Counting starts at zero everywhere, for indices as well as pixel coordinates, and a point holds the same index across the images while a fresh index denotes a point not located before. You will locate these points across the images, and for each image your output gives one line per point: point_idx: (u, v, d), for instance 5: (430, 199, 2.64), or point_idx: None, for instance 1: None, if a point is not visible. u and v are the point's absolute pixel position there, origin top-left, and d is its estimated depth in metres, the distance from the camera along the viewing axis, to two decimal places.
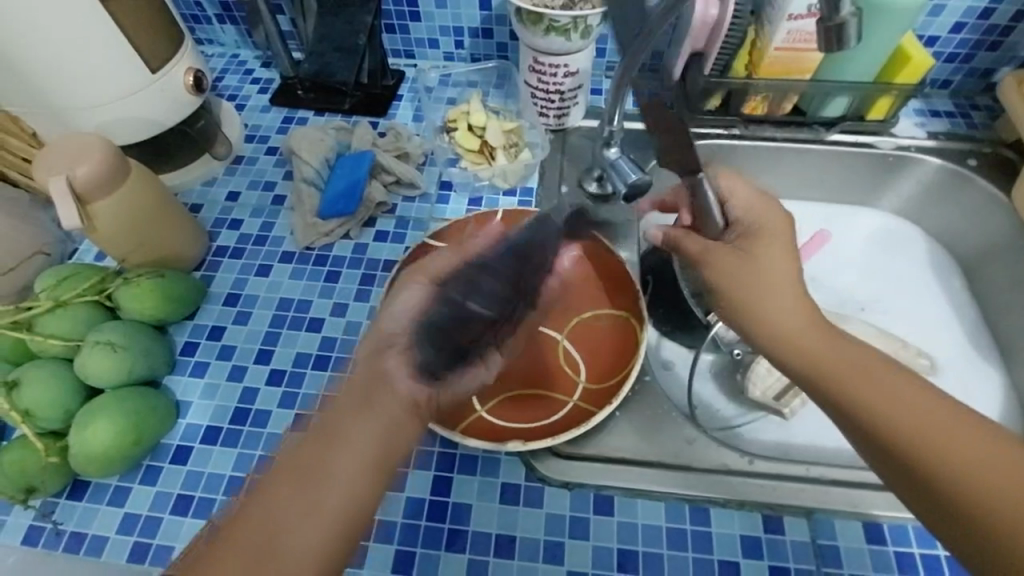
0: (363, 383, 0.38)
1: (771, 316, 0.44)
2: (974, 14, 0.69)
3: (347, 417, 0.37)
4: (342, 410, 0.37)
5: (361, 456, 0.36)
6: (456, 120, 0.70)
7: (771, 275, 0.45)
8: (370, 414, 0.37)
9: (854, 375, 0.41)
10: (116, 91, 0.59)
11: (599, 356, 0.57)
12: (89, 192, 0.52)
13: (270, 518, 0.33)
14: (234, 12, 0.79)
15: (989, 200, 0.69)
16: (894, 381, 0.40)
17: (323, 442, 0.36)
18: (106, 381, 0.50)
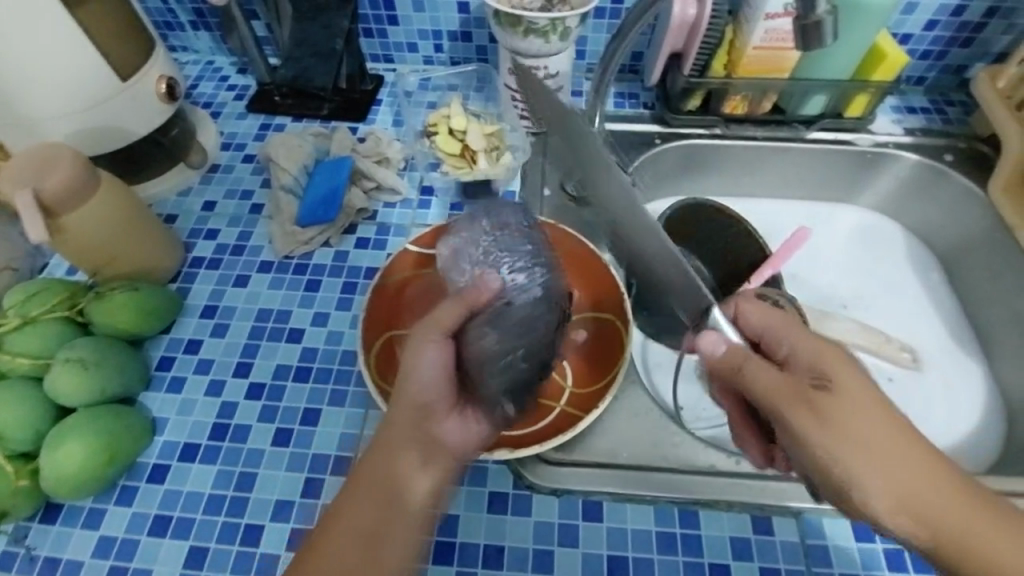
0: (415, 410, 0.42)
1: (865, 452, 0.34)
2: (947, 12, 0.70)
3: (404, 439, 0.41)
4: (401, 434, 0.41)
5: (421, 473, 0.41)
6: (437, 124, 0.69)
7: (862, 400, 0.35)
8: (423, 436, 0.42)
9: (908, 469, 0.34)
10: (85, 100, 0.58)
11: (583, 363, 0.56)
12: (57, 204, 0.50)
13: (364, 527, 0.39)
14: (207, 18, 0.78)
15: (965, 196, 0.70)
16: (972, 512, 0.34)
17: (387, 466, 0.40)
18: (78, 400, 0.48)
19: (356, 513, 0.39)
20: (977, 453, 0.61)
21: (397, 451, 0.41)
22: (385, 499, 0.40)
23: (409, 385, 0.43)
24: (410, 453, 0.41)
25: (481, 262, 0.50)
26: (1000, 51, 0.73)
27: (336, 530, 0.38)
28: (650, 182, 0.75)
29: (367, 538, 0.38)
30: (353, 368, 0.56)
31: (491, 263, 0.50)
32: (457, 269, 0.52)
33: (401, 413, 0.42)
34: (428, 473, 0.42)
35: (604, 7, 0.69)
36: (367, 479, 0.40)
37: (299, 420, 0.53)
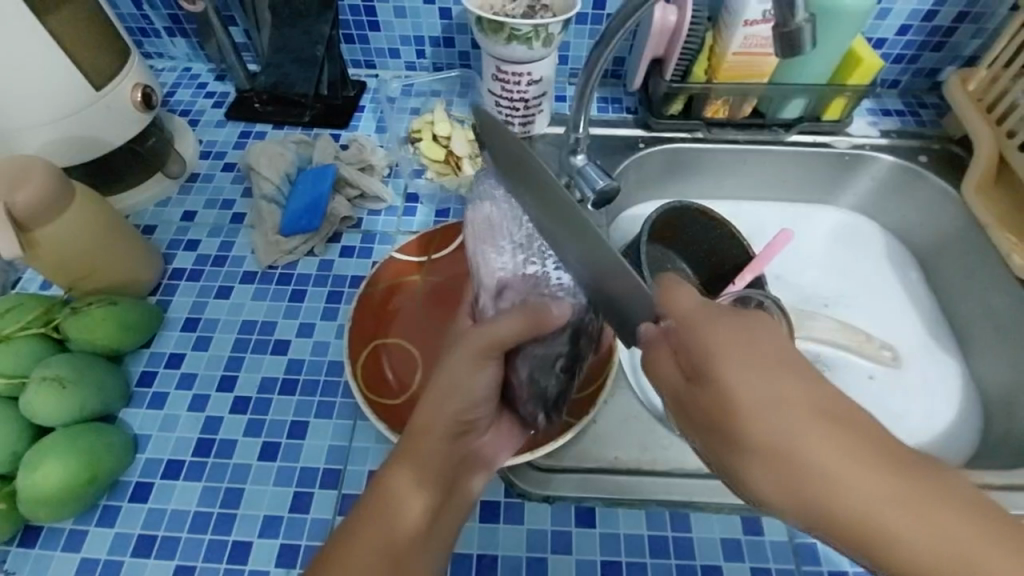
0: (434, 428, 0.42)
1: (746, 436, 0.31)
2: (919, 17, 0.72)
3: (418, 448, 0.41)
4: (414, 441, 0.41)
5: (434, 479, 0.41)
6: (421, 130, 0.70)
7: (744, 377, 0.32)
8: (436, 446, 0.42)
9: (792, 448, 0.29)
10: (56, 109, 0.56)
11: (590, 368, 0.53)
12: (29, 219, 0.49)
13: (386, 535, 0.39)
14: (184, 25, 0.76)
15: (940, 195, 0.72)
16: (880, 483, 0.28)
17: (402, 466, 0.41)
18: (55, 419, 0.47)
19: (380, 524, 0.39)
20: (956, 446, 0.63)
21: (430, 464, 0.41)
22: (410, 506, 0.40)
23: (450, 395, 0.42)
24: (441, 462, 0.42)
25: (523, 247, 0.47)
26: (970, 55, 0.75)
27: (350, 535, 0.39)
28: (634, 187, 0.76)
29: (385, 541, 0.39)
30: (340, 379, 0.55)
31: (536, 256, 0.47)
32: (493, 245, 0.48)
33: (438, 425, 0.42)
34: (457, 480, 0.44)
35: (586, 13, 0.70)
36: (385, 496, 0.40)
37: (286, 434, 0.52)
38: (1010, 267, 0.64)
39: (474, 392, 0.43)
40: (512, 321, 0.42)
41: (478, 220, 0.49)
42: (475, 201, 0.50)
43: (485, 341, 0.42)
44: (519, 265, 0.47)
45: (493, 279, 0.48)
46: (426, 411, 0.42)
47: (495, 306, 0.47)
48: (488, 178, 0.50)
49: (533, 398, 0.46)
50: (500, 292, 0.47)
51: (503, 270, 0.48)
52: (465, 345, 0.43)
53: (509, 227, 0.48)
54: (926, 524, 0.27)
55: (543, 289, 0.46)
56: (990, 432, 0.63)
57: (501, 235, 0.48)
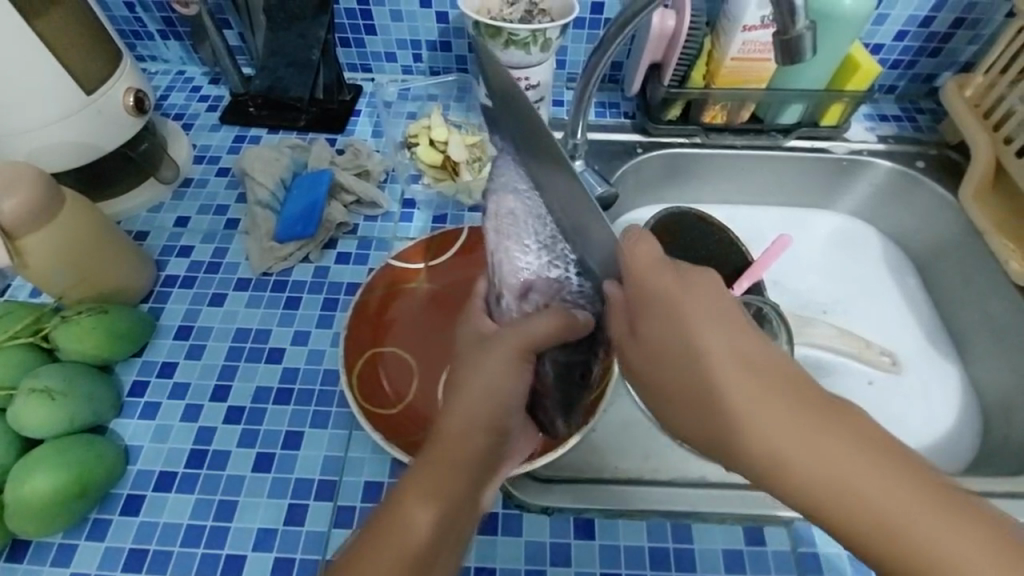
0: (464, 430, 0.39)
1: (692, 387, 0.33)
2: (916, 23, 0.72)
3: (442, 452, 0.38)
4: (440, 444, 0.38)
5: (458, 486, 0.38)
6: (418, 135, 0.68)
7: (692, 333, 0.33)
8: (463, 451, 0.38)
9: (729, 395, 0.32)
10: (46, 114, 0.55)
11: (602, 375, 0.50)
12: (17, 226, 0.48)
13: (407, 541, 0.36)
14: (178, 27, 0.76)
15: (937, 201, 0.72)
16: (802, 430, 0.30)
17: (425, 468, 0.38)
18: (44, 431, 0.46)
19: (398, 535, 0.36)
20: (956, 453, 0.63)
21: (458, 468, 0.38)
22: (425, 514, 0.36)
23: (483, 399, 0.39)
24: (467, 471, 0.38)
25: (549, 249, 0.42)
26: (966, 61, 0.76)
27: (374, 542, 0.36)
28: (632, 192, 0.76)
29: (406, 548, 0.35)
30: (336, 388, 0.54)
31: (560, 261, 0.42)
32: (517, 240, 0.43)
33: (469, 431, 0.38)
34: (479, 494, 0.39)
35: (584, 17, 0.70)
36: (403, 506, 0.37)
37: (281, 444, 0.51)
38: (1008, 273, 0.64)
39: (508, 397, 0.39)
40: (545, 323, 0.40)
41: (505, 208, 0.44)
42: (495, 190, 0.45)
43: (518, 343, 0.39)
44: (545, 268, 0.42)
45: (515, 279, 0.43)
46: (454, 414, 0.39)
47: (517, 306, 0.43)
48: (509, 168, 0.44)
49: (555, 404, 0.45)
50: (525, 294, 0.43)
51: (528, 270, 0.43)
52: (500, 346, 0.40)
53: (534, 224, 0.43)
54: (838, 472, 0.28)
55: (569, 298, 0.42)
56: (989, 438, 0.63)
57: (525, 231, 0.43)
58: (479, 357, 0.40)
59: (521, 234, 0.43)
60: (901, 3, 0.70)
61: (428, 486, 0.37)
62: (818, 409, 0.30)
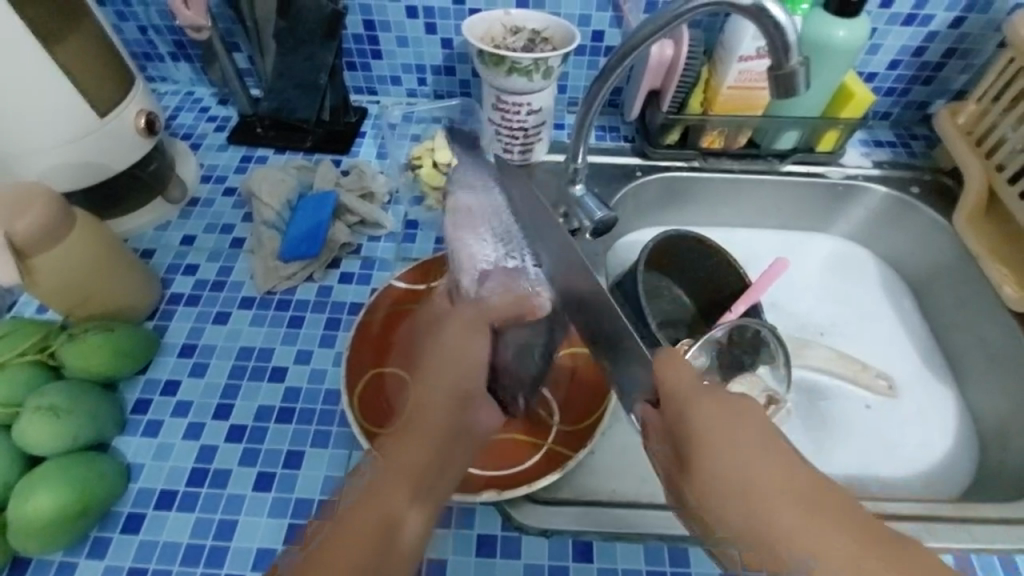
0: (440, 403, 0.42)
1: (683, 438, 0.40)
2: (908, 53, 0.74)
3: (414, 424, 0.40)
4: (416, 420, 0.41)
5: (424, 452, 0.38)
6: (421, 156, 0.70)
7: (691, 404, 0.41)
8: (432, 420, 0.41)
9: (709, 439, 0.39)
10: (60, 135, 0.56)
11: (566, 394, 0.55)
12: (30, 247, 0.49)
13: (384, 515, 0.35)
14: (189, 50, 0.78)
15: (933, 228, 0.73)
16: (750, 461, 0.37)
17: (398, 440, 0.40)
18: (48, 449, 0.46)
19: (372, 516, 0.34)
20: (952, 477, 0.63)
21: (430, 442, 0.39)
22: (399, 492, 0.36)
23: (453, 368, 0.45)
24: (434, 443, 0.39)
25: (504, 242, 0.59)
26: (958, 89, 0.77)
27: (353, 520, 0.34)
28: (631, 214, 0.77)
29: (381, 518, 0.34)
30: (337, 408, 0.55)
31: (514, 253, 0.58)
32: (474, 235, 0.59)
33: (441, 402, 0.42)
34: (450, 461, 0.40)
35: (585, 45, 0.72)
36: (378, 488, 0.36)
37: (282, 464, 0.52)
38: (1003, 298, 0.65)
39: (468, 368, 0.45)
40: (501, 302, 0.52)
41: (465, 206, 0.60)
42: (456, 192, 0.61)
43: (477, 316, 0.50)
44: (501, 258, 0.58)
45: (475, 267, 0.57)
46: (428, 386, 0.44)
47: (476, 287, 0.55)
48: (470, 170, 0.63)
49: (518, 383, 0.52)
50: (482, 278, 0.56)
51: (487, 262, 0.57)
52: (460, 321, 0.50)
53: (489, 224, 0.59)
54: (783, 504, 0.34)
55: (519, 279, 0.57)
56: (985, 463, 0.63)
57: (482, 227, 0.59)
58: (442, 333, 0.49)
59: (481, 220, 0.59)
60: (894, 34, 0.72)
61: (400, 469, 0.37)
62: (778, 462, 0.36)
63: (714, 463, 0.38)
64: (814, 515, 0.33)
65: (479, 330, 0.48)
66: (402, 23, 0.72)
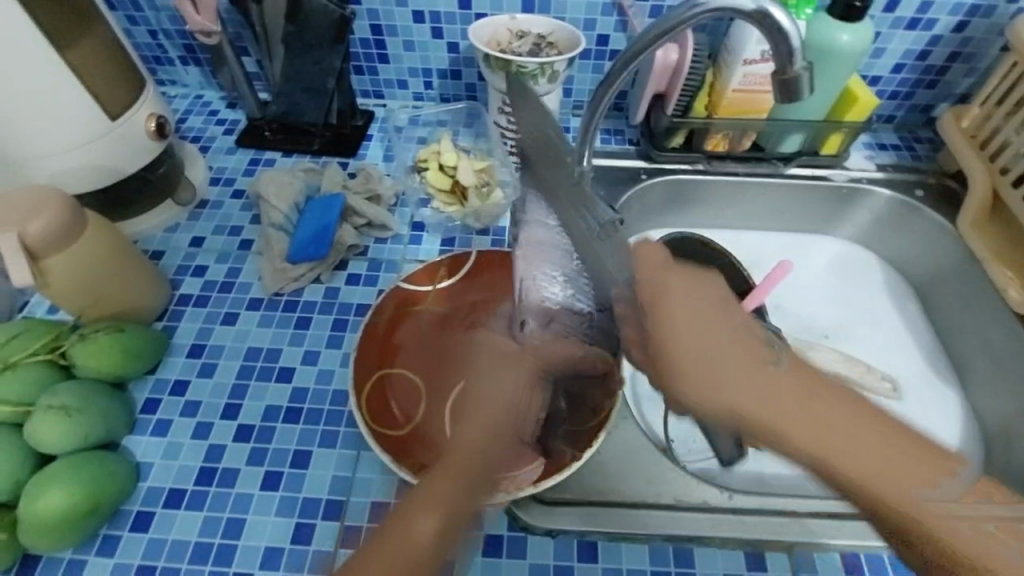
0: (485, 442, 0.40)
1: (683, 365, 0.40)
2: (912, 56, 0.74)
3: (453, 459, 0.39)
4: (455, 455, 0.39)
5: (459, 486, 0.37)
6: (428, 159, 0.71)
7: (691, 329, 0.40)
8: (471, 457, 0.39)
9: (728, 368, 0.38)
10: (72, 138, 0.57)
11: None
12: (41, 248, 0.50)
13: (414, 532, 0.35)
14: (198, 54, 0.78)
15: (937, 230, 0.73)
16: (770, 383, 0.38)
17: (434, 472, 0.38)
18: (59, 447, 0.47)
19: (401, 532, 0.35)
20: None
21: (473, 473, 0.38)
22: (432, 518, 0.35)
23: (501, 410, 0.43)
24: (471, 481, 0.38)
25: (571, 280, 0.49)
26: (962, 92, 0.77)
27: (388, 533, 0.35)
28: (636, 216, 0.77)
29: (415, 549, 0.34)
30: (344, 408, 0.55)
31: (578, 291, 0.49)
32: (543, 272, 0.50)
33: (488, 441, 0.41)
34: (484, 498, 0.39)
35: (590, 48, 0.72)
36: (411, 505, 0.36)
37: (289, 463, 0.52)
38: (1008, 302, 0.64)
39: (520, 415, 0.44)
40: (555, 350, 0.48)
41: (533, 236, 0.51)
42: (527, 222, 0.53)
43: (534, 364, 0.47)
44: (567, 299, 0.49)
45: (540, 305, 0.50)
46: (473, 426, 0.41)
47: (540, 329, 0.50)
48: (537, 206, 0.52)
49: (564, 430, 0.49)
50: (547, 319, 0.50)
51: (553, 299, 0.50)
52: (517, 365, 0.46)
53: (559, 256, 0.50)
54: (822, 438, 0.36)
55: (582, 328, 0.49)
56: (989, 466, 0.63)
57: (552, 264, 0.50)
58: (496, 374, 0.46)
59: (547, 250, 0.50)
60: (898, 38, 0.72)
61: (436, 496, 0.36)
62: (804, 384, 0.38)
63: (734, 398, 0.38)
64: (819, 421, 0.36)
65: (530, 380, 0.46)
66: (409, 28, 0.72)
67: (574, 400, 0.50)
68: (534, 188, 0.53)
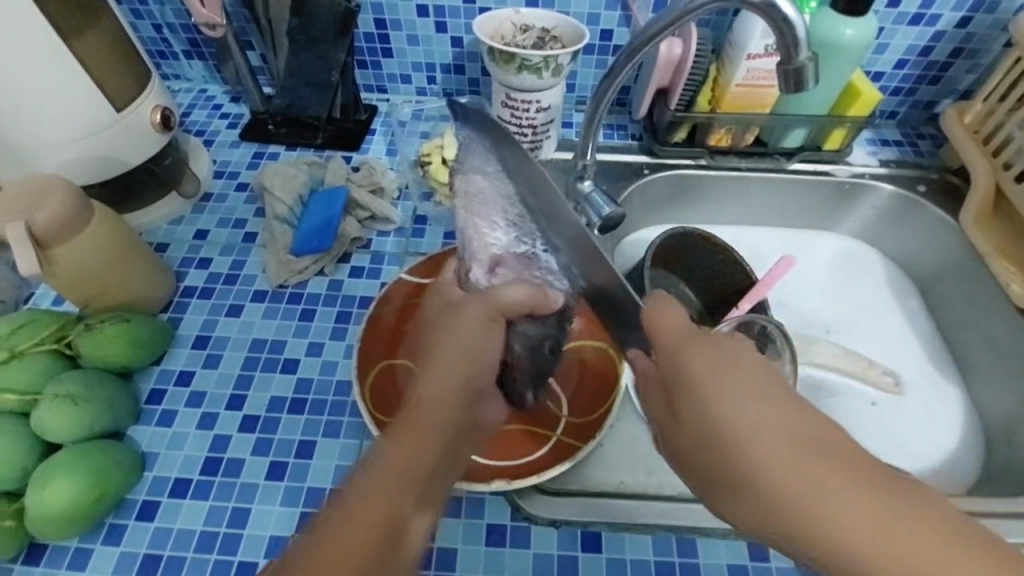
0: (458, 397, 0.40)
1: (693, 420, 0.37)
2: (915, 52, 0.74)
3: (418, 418, 0.38)
4: (421, 411, 0.38)
5: (423, 448, 0.36)
6: (430, 154, 0.69)
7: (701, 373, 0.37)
8: (439, 412, 0.39)
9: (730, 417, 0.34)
10: (77, 129, 0.57)
11: (576, 382, 0.56)
12: (49, 236, 0.50)
13: (388, 505, 0.33)
14: (202, 48, 0.79)
15: (938, 224, 0.73)
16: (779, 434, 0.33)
17: (400, 434, 0.37)
18: (66, 436, 0.47)
19: (367, 509, 0.32)
20: (960, 474, 0.63)
21: (442, 432, 0.38)
22: (394, 491, 0.33)
23: (463, 361, 0.42)
24: (438, 444, 0.37)
25: (517, 225, 0.50)
26: (965, 88, 0.78)
27: (357, 507, 0.32)
28: (640, 212, 0.77)
29: (375, 527, 0.32)
30: (348, 399, 0.56)
31: (527, 237, 0.50)
32: (487, 219, 0.50)
33: (452, 396, 0.40)
34: (450, 459, 0.38)
35: (593, 44, 0.73)
36: (377, 481, 0.34)
37: (294, 453, 0.52)
38: (1009, 295, 0.65)
39: (484, 361, 0.43)
40: (517, 293, 0.47)
41: (474, 188, 0.52)
42: (467, 171, 0.53)
43: (490, 307, 0.46)
44: (513, 243, 0.50)
45: (486, 253, 0.50)
46: (435, 378, 0.41)
47: (486, 279, 0.49)
48: (481, 157, 0.53)
49: (523, 376, 0.51)
50: (493, 265, 0.49)
51: (497, 246, 0.50)
52: (473, 309, 0.45)
53: (502, 203, 0.50)
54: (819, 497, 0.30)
55: (535, 269, 0.49)
56: (991, 461, 0.63)
57: (494, 210, 0.50)
58: (455, 319, 0.45)
59: (490, 192, 0.51)
60: (901, 34, 0.73)
61: (399, 467, 0.35)
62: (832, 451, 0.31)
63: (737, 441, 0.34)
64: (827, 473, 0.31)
65: (486, 328, 0.44)
66: (413, 22, 0.72)
67: (536, 345, 0.50)
68: (474, 140, 0.54)
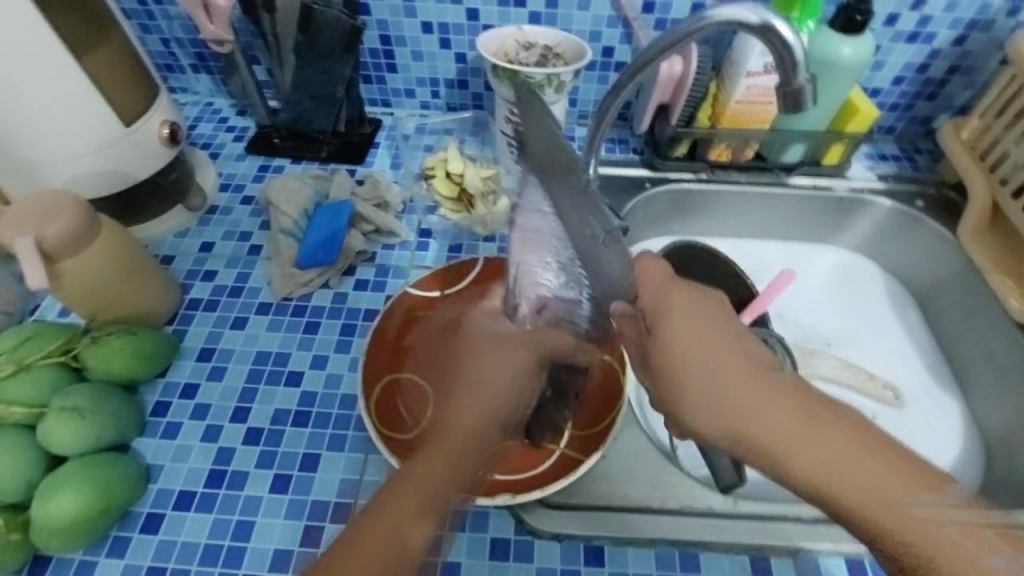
0: (486, 428, 0.42)
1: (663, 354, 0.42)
2: (912, 69, 0.75)
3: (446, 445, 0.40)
4: (451, 437, 0.40)
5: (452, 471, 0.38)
6: (434, 167, 0.72)
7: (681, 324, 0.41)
8: (466, 441, 0.40)
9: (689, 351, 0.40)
10: (86, 144, 0.58)
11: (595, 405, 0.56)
12: (58, 250, 0.51)
13: (404, 528, 0.35)
14: (209, 62, 0.80)
15: (936, 238, 0.74)
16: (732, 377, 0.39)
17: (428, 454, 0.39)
18: (71, 449, 0.48)
19: (391, 530, 0.35)
20: (961, 487, 0.63)
21: (467, 455, 0.40)
22: (418, 514, 0.36)
23: (497, 396, 0.43)
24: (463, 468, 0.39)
25: (566, 268, 0.47)
26: (961, 104, 0.79)
27: (379, 521, 0.35)
28: (641, 225, 0.78)
29: (395, 544, 0.34)
30: (353, 412, 0.56)
31: (573, 282, 0.47)
32: (540, 258, 0.48)
33: (482, 430, 0.41)
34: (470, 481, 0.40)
35: (595, 60, 0.74)
36: (405, 498, 0.36)
37: (298, 466, 0.53)
38: (1009, 311, 0.66)
39: (518, 395, 0.44)
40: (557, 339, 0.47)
41: (524, 223, 0.49)
42: (522, 206, 0.50)
43: (535, 346, 0.46)
44: (562, 287, 0.47)
45: (534, 292, 0.49)
46: (467, 410, 0.42)
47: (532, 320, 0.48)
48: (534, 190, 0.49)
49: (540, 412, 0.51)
50: (540, 306, 0.48)
51: (546, 286, 0.48)
52: (517, 345, 0.46)
53: (554, 243, 0.47)
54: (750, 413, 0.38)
55: (572, 319, 0.47)
56: (992, 475, 0.64)
57: (547, 249, 0.48)
58: (499, 351, 0.45)
59: (546, 227, 0.48)
60: (898, 51, 0.74)
61: (428, 486, 0.37)
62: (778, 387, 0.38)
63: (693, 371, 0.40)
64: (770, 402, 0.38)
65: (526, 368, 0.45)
66: (417, 38, 0.74)
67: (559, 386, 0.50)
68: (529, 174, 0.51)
